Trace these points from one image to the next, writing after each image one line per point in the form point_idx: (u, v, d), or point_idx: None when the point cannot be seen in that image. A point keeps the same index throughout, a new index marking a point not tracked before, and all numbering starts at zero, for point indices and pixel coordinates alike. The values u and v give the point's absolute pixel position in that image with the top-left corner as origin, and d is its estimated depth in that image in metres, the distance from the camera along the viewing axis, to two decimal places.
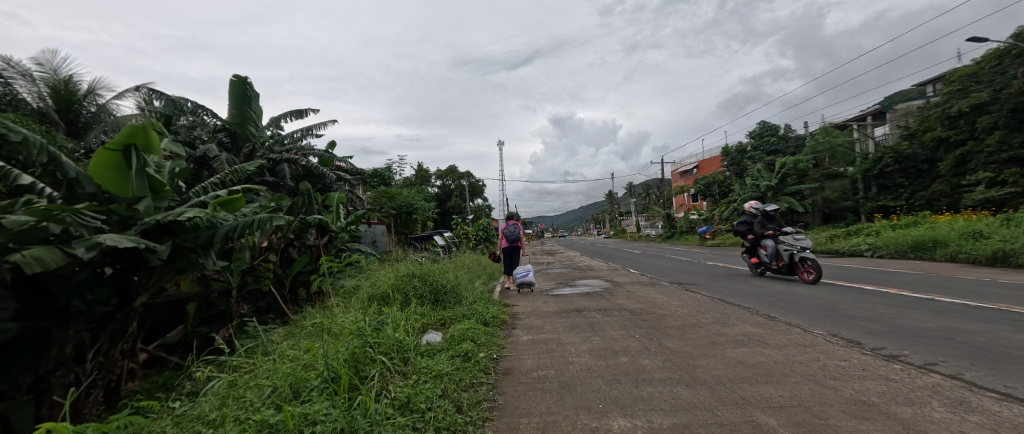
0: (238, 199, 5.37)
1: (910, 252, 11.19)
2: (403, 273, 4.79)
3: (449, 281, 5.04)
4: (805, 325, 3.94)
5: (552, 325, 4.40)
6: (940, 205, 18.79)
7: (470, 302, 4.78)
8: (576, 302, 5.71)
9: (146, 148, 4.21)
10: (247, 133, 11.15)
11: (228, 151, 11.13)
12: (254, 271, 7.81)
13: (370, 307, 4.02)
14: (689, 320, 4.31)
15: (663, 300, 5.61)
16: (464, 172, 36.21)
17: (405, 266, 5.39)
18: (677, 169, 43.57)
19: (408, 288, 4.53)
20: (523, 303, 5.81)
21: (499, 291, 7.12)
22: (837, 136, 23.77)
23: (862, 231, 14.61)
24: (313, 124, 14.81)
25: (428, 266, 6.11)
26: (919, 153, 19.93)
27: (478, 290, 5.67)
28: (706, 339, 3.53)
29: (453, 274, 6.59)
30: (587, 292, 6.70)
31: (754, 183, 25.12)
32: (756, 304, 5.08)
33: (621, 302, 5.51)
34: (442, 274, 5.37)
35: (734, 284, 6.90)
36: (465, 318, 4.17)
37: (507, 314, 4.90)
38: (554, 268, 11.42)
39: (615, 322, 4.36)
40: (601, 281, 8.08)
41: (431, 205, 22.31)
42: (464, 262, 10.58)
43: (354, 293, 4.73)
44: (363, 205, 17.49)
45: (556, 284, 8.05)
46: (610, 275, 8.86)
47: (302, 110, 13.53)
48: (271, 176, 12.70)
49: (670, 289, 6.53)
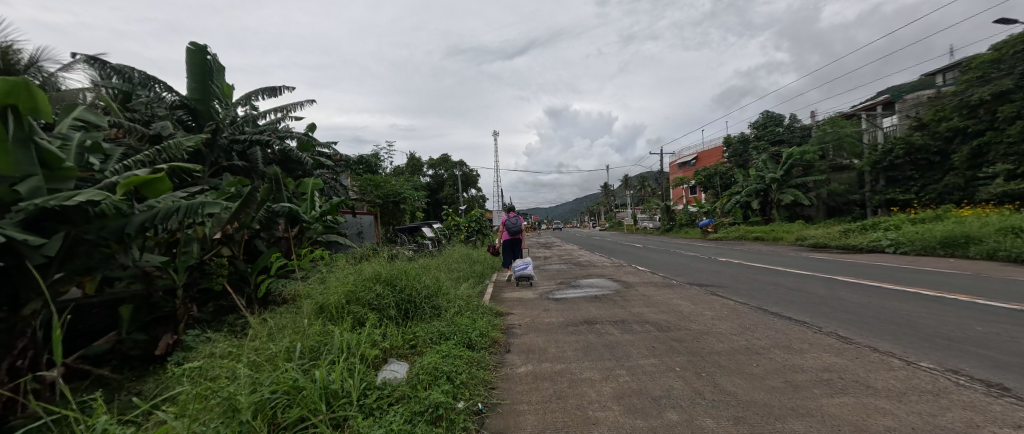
0: (166, 179, 4.26)
1: (939, 248, 10.29)
2: (366, 276, 3.73)
3: (426, 284, 4.00)
4: (897, 351, 2.96)
5: (557, 346, 3.37)
6: (953, 199, 17.92)
7: (451, 313, 3.75)
8: (585, 309, 4.70)
9: (29, 111, 3.01)
10: (209, 111, 9.90)
11: (189, 131, 9.86)
12: (204, 268, 6.71)
13: (313, 326, 2.96)
14: (739, 342, 3.29)
15: (690, 308, 4.61)
16: (458, 161, 34.97)
17: (373, 265, 4.34)
18: (676, 161, 42.68)
19: (371, 294, 3.49)
20: (519, 310, 4.81)
21: (492, 293, 6.10)
22: (845, 126, 22.78)
23: (879, 225, 13.71)
24: (289, 105, 13.62)
25: (404, 265, 5.06)
26: (931, 145, 19.07)
27: (463, 295, 4.65)
28: (783, 379, 2.49)
29: (434, 274, 5.61)
30: (596, 296, 5.69)
31: (758, 175, 24.91)
32: (801, 314, 4.18)
33: (641, 311, 4.50)
34: (419, 274, 4.33)
35: (757, 285, 6.04)
36: (442, 339, 3.13)
37: (500, 328, 3.89)
38: (553, 264, 10.40)
39: (642, 344, 3.32)
40: (607, 279, 7.11)
41: (421, 195, 21.18)
42: (454, 256, 9.58)
43: (302, 299, 3.68)
44: (347, 194, 16.31)
45: (556, 283, 7.08)
46: (617, 273, 7.85)
47: (277, 88, 12.30)
48: (241, 161, 11.54)
49: (693, 292, 5.56)
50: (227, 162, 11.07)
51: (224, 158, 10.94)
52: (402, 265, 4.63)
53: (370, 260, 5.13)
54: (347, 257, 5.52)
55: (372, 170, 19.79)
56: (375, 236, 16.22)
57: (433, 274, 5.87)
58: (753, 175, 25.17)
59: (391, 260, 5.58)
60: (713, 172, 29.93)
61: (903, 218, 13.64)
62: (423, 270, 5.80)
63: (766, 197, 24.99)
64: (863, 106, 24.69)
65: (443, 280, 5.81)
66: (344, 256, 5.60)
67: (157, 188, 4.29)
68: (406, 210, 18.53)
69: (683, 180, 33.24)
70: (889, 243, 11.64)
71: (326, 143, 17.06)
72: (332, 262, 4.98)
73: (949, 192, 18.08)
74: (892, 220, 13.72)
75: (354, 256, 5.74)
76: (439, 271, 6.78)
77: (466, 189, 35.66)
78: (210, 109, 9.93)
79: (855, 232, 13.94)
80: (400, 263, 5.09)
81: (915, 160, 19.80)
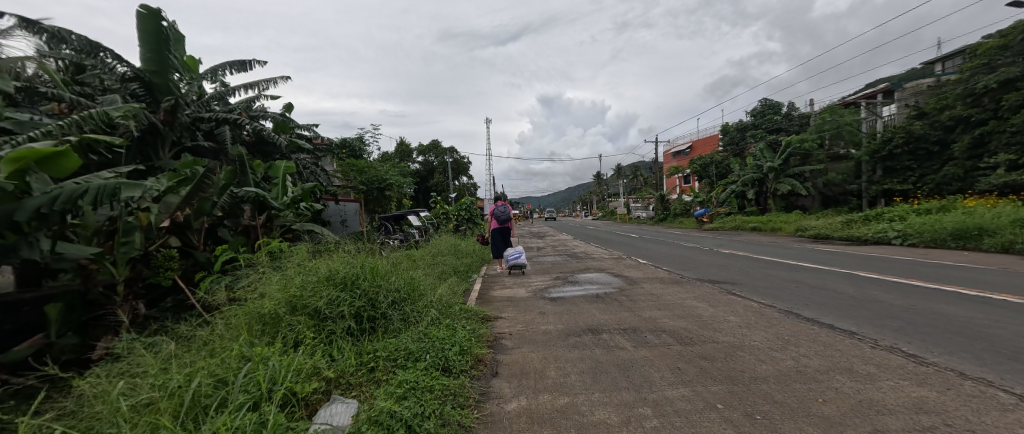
0: (74, 155, 3.45)
1: (950, 241, 9.75)
2: (318, 276, 3.00)
3: (396, 285, 3.30)
4: (994, 378, 2.30)
5: (557, 367, 2.67)
6: (951, 190, 17.55)
7: (426, 323, 3.05)
8: (590, 313, 4.04)
9: None
10: (167, 83, 8.77)
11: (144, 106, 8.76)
12: (150, 260, 5.90)
13: (236, 347, 2.23)
14: (786, 362, 2.61)
15: (707, 311, 3.96)
16: (448, 147, 33.89)
17: (334, 258, 3.63)
18: (670, 150, 42.08)
19: (322, 298, 2.76)
20: (509, 314, 4.12)
21: (479, 292, 5.40)
22: (844, 115, 22.26)
23: (882, 216, 13.15)
24: (261, 81, 12.72)
25: (376, 258, 4.36)
26: (931, 134, 18.65)
27: (444, 295, 3.95)
28: (871, 429, 1.80)
29: (413, 270, 4.91)
30: (598, 296, 5.02)
31: (755, 163, 24.26)
32: (843, 321, 3.54)
33: (654, 316, 3.86)
34: (390, 271, 3.63)
35: (775, 283, 5.42)
36: (408, 362, 2.42)
37: (485, 340, 3.20)
38: (547, 257, 9.71)
39: (664, 365, 2.64)
40: (607, 274, 6.45)
41: (409, 182, 20.27)
42: (439, 248, 8.85)
43: (236, 303, 2.93)
44: (329, 180, 15.42)
45: (552, 278, 6.40)
46: (617, 267, 7.20)
47: (248, 63, 11.48)
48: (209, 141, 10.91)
49: (706, 291, 4.93)
50: (191, 141, 10.44)
51: (188, 138, 10.34)
52: (371, 259, 3.93)
53: (335, 251, 4.40)
54: (310, 247, 4.77)
55: (356, 155, 18.80)
56: (359, 224, 15.40)
57: (410, 270, 5.19)
58: (750, 164, 24.63)
59: (361, 251, 4.86)
60: (709, 161, 29.38)
61: (907, 209, 13.15)
62: (399, 266, 5.11)
63: (763, 187, 24.47)
64: (862, 95, 24.17)
65: (422, 278, 5.13)
66: (308, 246, 4.88)
67: (61, 165, 3.47)
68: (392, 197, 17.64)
69: (678, 169, 32.65)
70: (896, 234, 11.10)
71: (306, 126, 16.06)
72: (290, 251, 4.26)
73: (947, 182, 17.71)
74: (896, 210, 13.21)
75: (320, 246, 5.02)
76: (418, 268, 6.06)
77: (456, 177, 34.66)
78: (169, 81, 8.80)
79: (857, 223, 13.42)
80: (372, 256, 4.38)
81: (914, 150, 19.38)
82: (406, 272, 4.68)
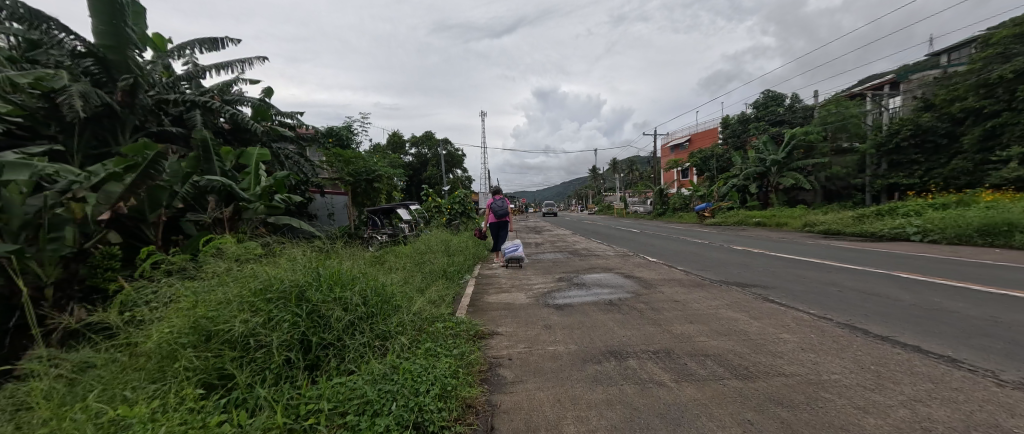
0: None
1: (977, 237, 9.09)
2: (246, 290, 2.24)
3: (358, 298, 2.55)
4: None
5: (576, 417, 1.91)
6: (959, 184, 16.97)
7: (395, 353, 2.28)
8: (610, 329, 3.29)
9: None
10: (126, 61, 7.49)
11: (100, 87, 7.46)
12: (87, 258, 5.09)
13: (91, 414, 1.47)
14: (899, 413, 1.85)
15: (752, 326, 3.21)
16: (442, 138, 32.88)
17: (281, 261, 2.89)
18: (669, 143, 41.38)
19: (245, 322, 2.01)
20: (506, 329, 3.35)
21: (471, 298, 4.63)
22: (850, 107, 21.55)
23: (897, 211, 12.37)
24: (235, 61, 11.98)
25: (344, 259, 3.64)
26: (939, 126, 18.05)
27: (426, 307, 3.22)
28: None
29: (391, 275, 4.15)
30: (611, 303, 4.25)
31: (758, 156, 23.47)
32: (930, 342, 2.78)
33: (688, 333, 3.11)
34: (356, 276, 2.89)
35: (812, 286, 4.68)
36: (359, 424, 1.65)
37: (476, 368, 2.45)
38: (547, 253, 8.96)
39: (725, 416, 1.88)
40: (618, 275, 5.69)
41: (400, 173, 19.34)
42: (428, 245, 8.04)
43: (135, 327, 2.19)
44: (314, 171, 14.54)
45: (555, 280, 5.63)
46: (626, 267, 6.47)
47: (218, 42, 11.23)
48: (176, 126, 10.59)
49: (738, 297, 4.19)
50: (157, 125, 10.16)
51: (154, 122, 10.07)
52: (334, 261, 3.19)
53: (296, 250, 3.67)
54: (268, 244, 4.04)
55: (343, 145, 17.86)
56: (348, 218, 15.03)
57: (389, 275, 4.44)
58: (753, 157, 23.83)
59: (331, 250, 4.13)
60: (709, 154, 28.71)
61: (921, 203, 12.50)
62: (375, 270, 4.40)
63: (764, 181, 23.83)
64: (867, 86, 23.47)
65: (404, 283, 4.41)
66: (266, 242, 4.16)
67: None
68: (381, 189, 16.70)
69: (677, 162, 31.97)
70: (915, 230, 10.41)
71: (289, 113, 15.11)
72: (237, 250, 3.51)
73: (956, 176, 17.12)
74: (910, 205, 12.53)
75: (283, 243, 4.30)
76: (401, 270, 5.29)
77: (450, 170, 33.68)
78: (128, 58, 7.53)
79: (869, 217, 12.73)
80: (339, 257, 3.65)
81: (922, 142, 18.74)
82: (384, 276, 3.97)
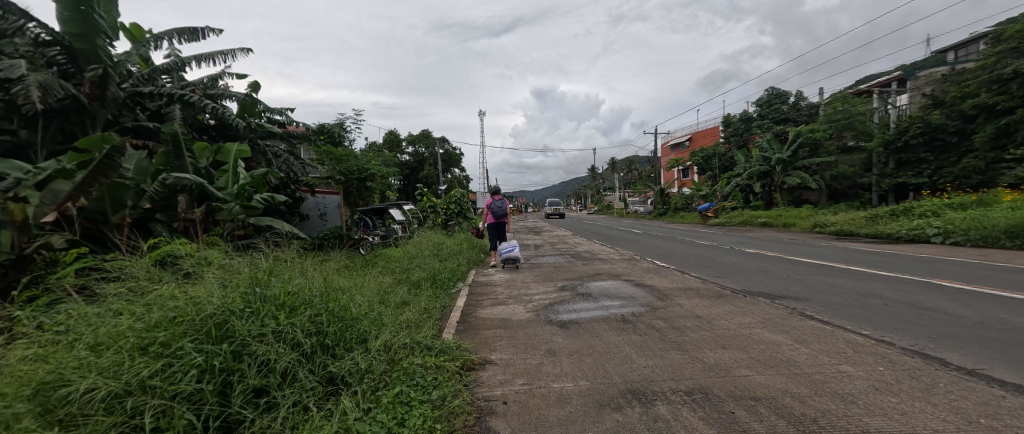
0: None
1: (1004, 239, 8.50)
2: (149, 320, 1.69)
3: (309, 327, 1.99)
4: None
5: None
6: (970, 183, 16.39)
7: (345, 410, 1.68)
8: (628, 357, 2.70)
9: None
10: (96, 50, 6.84)
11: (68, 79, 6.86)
12: (28, 265, 4.51)
13: None
14: None
15: (800, 354, 2.63)
16: (440, 138, 32.23)
17: (220, 273, 2.33)
18: (669, 143, 40.86)
19: (131, 373, 1.45)
20: (502, 358, 2.75)
21: (462, 312, 4.05)
22: (857, 105, 20.96)
23: (913, 211, 11.82)
24: (217, 53, 11.35)
25: (310, 269, 3.08)
26: (948, 123, 17.48)
27: (402, 332, 2.65)
28: None
29: (365, 291, 3.54)
30: (623, 318, 3.69)
31: (762, 155, 22.88)
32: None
33: (727, 364, 2.52)
34: (314, 295, 2.33)
35: (853, 300, 4.10)
36: None
37: (460, 423, 1.86)
38: (548, 257, 8.37)
39: None
40: (627, 285, 5.12)
41: (394, 172, 18.69)
42: (418, 248, 7.45)
43: None
44: (302, 170, 13.90)
45: (558, 289, 5.05)
46: (634, 274, 5.91)
47: (198, 32, 10.73)
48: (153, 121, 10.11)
49: (770, 313, 3.60)
50: (133, 120, 9.68)
51: (130, 116, 9.60)
52: (293, 274, 2.63)
53: (254, 256, 3.12)
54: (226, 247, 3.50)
55: (335, 143, 17.24)
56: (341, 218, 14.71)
57: (367, 287, 3.88)
58: (757, 156, 23.26)
59: (301, 258, 3.57)
60: (712, 153, 28.17)
61: (938, 203, 11.91)
62: (352, 280, 3.85)
63: (769, 180, 23.28)
64: (874, 83, 22.86)
65: (385, 297, 3.86)
66: (226, 246, 3.62)
67: None
68: (374, 189, 16.05)
69: (678, 162, 31.38)
70: (937, 232, 9.80)
71: (278, 110, 14.48)
72: (181, 254, 2.97)
73: (966, 176, 16.61)
74: (927, 205, 11.94)
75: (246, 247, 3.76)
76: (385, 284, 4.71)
77: (448, 170, 33.02)
78: (98, 47, 6.88)
79: (884, 218, 12.13)
80: (304, 267, 3.10)
81: (931, 140, 18.24)
82: (359, 290, 3.41)
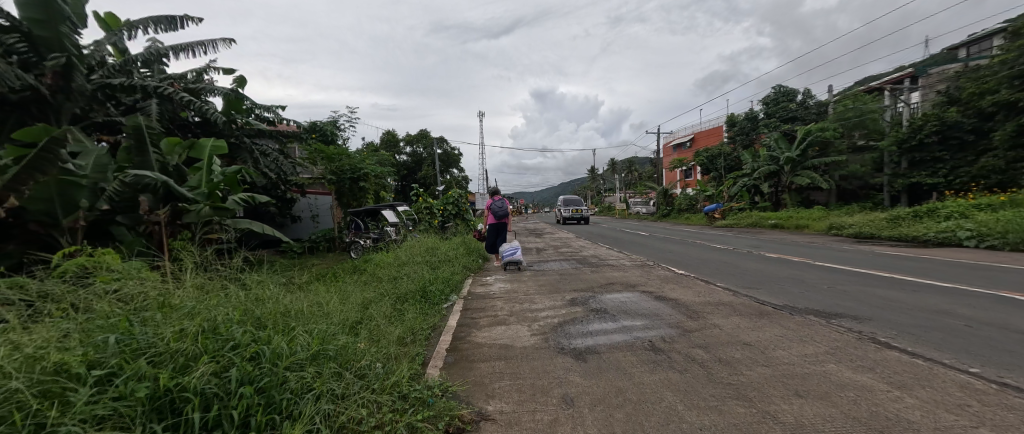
0: None
1: None
2: None
3: (208, 386, 1.36)
4: None
5: None
6: (989, 183, 15.64)
7: None
8: (673, 411, 1.99)
9: None
10: (59, 38, 6.16)
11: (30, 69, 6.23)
12: None
13: None
14: None
15: (909, 410, 1.92)
16: (438, 138, 31.52)
17: (98, 306, 1.69)
18: (671, 143, 40.24)
19: None
20: (500, 413, 2.03)
21: (455, 336, 3.35)
22: (868, 102, 20.27)
23: (937, 212, 11.12)
24: (194, 43, 10.63)
25: (249, 295, 2.46)
26: (964, 122, 16.77)
27: (365, 382, 1.97)
28: None
29: (331, 320, 2.85)
30: (652, 344, 3.00)
31: (770, 154, 22.17)
32: None
33: (814, 425, 1.81)
34: (232, 330, 1.70)
35: (925, 319, 3.39)
36: None
37: None
38: (552, 263, 7.68)
39: None
40: (647, 299, 4.44)
41: (389, 172, 17.97)
42: (409, 255, 6.78)
43: None
44: (291, 170, 13.21)
45: (566, 304, 4.37)
46: (653, 284, 5.22)
47: (177, 21, 10.01)
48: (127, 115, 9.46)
49: (836, 340, 2.90)
50: (104, 116, 9.05)
51: (100, 112, 8.99)
52: (215, 304, 2.02)
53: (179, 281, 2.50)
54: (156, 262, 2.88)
55: (327, 142, 16.53)
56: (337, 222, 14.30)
57: (335, 312, 3.23)
58: (764, 155, 22.56)
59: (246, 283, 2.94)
60: (717, 153, 27.46)
61: (964, 204, 11.20)
62: (315, 307, 3.21)
63: (776, 181, 22.57)
64: (885, 81, 22.16)
65: (356, 325, 3.21)
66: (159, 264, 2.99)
67: None
68: (368, 189, 15.31)
69: (681, 161, 30.73)
70: (969, 235, 9.09)
71: (266, 107, 13.78)
72: (84, 270, 2.37)
73: (984, 175, 15.88)
74: (953, 206, 11.24)
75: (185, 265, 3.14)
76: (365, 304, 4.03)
77: (446, 170, 32.32)
78: (63, 35, 6.22)
79: (906, 220, 11.42)
80: (242, 293, 2.48)
81: (945, 139, 17.50)
82: (319, 317, 2.79)
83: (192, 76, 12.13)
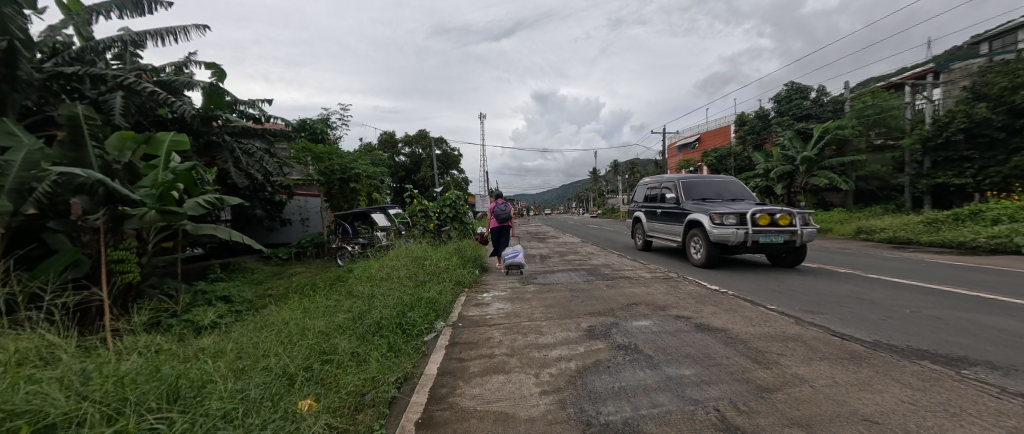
0: None
1: None
2: None
3: None
4: None
5: None
6: None
7: None
8: None
9: None
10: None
11: None
12: None
13: None
14: None
15: None
16: (437, 138, 30.62)
17: None
18: (676, 142, 39.34)
19: None
20: None
21: (428, 391, 2.45)
22: (887, 99, 19.23)
23: (982, 215, 10.10)
24: (170, 30, 9.72)
25: (103, 383, 1.78)
26: (994, 118, 15.58)
27: None
28: None
29: (246, 395, 2.06)
30: (720, 416, 2.02)
31: (784, 154, 21.17)
32: None
33: None
34: None
35: None
36: None
37: None
38: (559, 274, 6.72)
39: None
40: (685, 329, 3.48)
41: (384, 173, 17.06)
42: (392, 266, 5.87)
43: None
44: (276, 170, 12.30)
45: (582, 336, 3.40)
46: (688, 306, 4.23)
47: (143, 4, 9.07)
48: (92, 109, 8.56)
49: (1006, 418, 1.90)
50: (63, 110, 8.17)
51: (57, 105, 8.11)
52: None
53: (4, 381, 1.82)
54: (26, 354, 2.31)
55: (318, 141, 15.65)
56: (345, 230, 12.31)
57: (264, 376, 2.45)
58: (778, 155, 21.56)
59: (134, 359, 2.28)
60: (726, 152, 26.45)
61: (1011, 206, 10.15)
62: (238, 372, 2.48)
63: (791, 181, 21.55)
64: (904, 76, 21.09)
65: (296, 390, 2.45)
66: (39, 348, 2.41)
67: None
68: (359, 191, 14.32)
69: (688, 162, 29.72)
70: None
71: (251, 103, 12.89)
72: None
73: (1019, 175, 14.77)
74: (998, 208, 10.19)
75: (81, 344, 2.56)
76: (325, 345, 3.24)
77: (446, 171, 31.37)
78: (7, 17, 5.40)
79: (948, 224, 10.36)
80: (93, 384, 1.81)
81: (973, 137, 16.27)
82: (224, 391, 2.05)
83: (171, 70, 11.26)
